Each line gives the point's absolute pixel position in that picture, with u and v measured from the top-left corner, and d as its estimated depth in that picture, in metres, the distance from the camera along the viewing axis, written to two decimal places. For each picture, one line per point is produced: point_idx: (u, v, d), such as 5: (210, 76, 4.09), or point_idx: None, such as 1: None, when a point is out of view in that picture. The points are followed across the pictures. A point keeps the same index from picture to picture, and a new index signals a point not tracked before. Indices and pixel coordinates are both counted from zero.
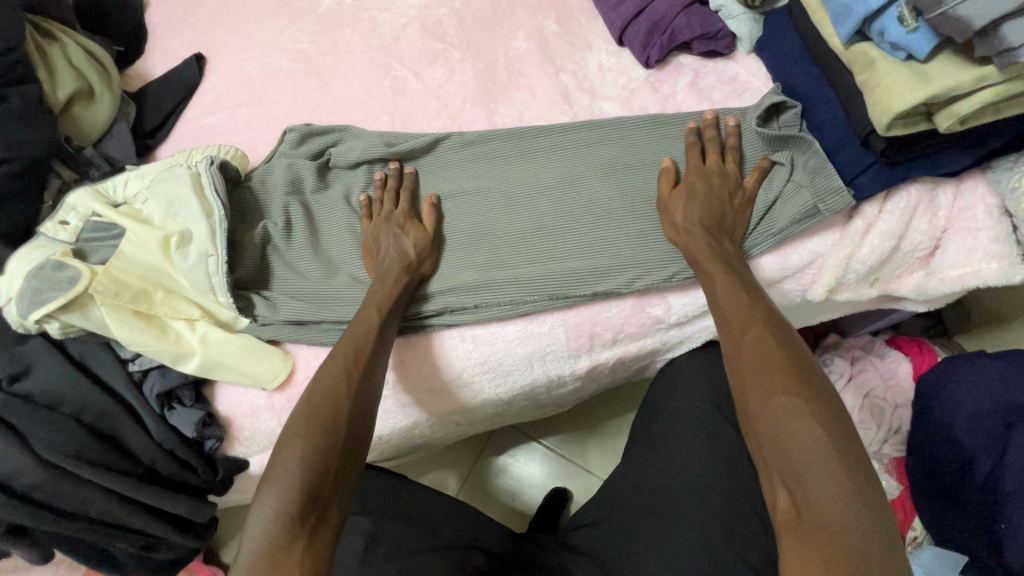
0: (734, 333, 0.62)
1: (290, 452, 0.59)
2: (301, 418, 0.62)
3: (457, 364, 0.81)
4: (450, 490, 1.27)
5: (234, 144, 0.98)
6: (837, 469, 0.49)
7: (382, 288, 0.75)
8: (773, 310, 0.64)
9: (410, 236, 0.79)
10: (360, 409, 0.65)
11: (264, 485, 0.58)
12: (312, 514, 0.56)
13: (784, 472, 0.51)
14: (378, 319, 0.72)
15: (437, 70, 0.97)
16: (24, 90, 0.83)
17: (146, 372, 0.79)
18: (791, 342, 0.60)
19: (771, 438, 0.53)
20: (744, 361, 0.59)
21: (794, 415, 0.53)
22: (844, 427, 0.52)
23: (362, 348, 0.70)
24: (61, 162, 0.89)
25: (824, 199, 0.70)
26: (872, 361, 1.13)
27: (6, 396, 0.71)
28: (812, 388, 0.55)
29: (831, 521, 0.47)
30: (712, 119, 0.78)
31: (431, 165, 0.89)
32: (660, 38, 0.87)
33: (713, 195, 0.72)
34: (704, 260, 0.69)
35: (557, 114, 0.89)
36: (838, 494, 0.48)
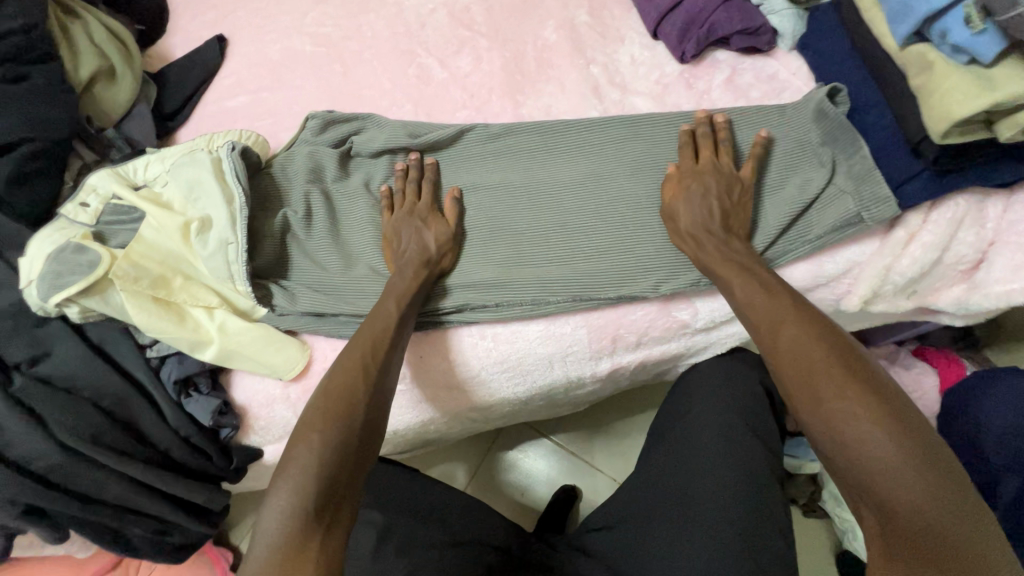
0: (766, 339, 0.61)
1: (306, 448, 0.57)
2: (317, 413, 0.61)
3: (475, 363, 0.79)
4: (459, 483, 1.26)
5: (255, 128, 0.97)
6: (911, 471, 0.49)
7: (402, 282, 0.74)
8: (802, 304, 0.63)
9: (431, 230, 0.78)
10: (376, 403, 0.64)
11: (279, 478, 0.56)
12: (327, 509, 0.54)
13: (857, 482, 0.51)
14: (397, 313, 0.71)
15: (464, 59, 0.94)
16: (46, 69, 0.83)
17: (163, 358, 0.78)
18: (831, 338, 0.59)
19: (835, 449, 0.53)
20: (789, 369, 0.58)
21: (854, 422, 0.52)
22: (907, 422, 0.51)
23: (381, 341, 0.68)
24: (83, 143, 0.89)
25: (868, 208, 0.68)
26: (895, 372, 1.09)
27: (26, 379, 0.70)
28: (867, 386, 0.54)
29: (913, 526, 0.48)
30: (704, 117, 0.77)
31: (454, 157, 0.86)
32: (697, 32, 0.83)
33: (710, 194, 0.71)
34: (731, 261, 0.68)
35: (586, 108, 0.87)
36: (917, 498, 0.48)
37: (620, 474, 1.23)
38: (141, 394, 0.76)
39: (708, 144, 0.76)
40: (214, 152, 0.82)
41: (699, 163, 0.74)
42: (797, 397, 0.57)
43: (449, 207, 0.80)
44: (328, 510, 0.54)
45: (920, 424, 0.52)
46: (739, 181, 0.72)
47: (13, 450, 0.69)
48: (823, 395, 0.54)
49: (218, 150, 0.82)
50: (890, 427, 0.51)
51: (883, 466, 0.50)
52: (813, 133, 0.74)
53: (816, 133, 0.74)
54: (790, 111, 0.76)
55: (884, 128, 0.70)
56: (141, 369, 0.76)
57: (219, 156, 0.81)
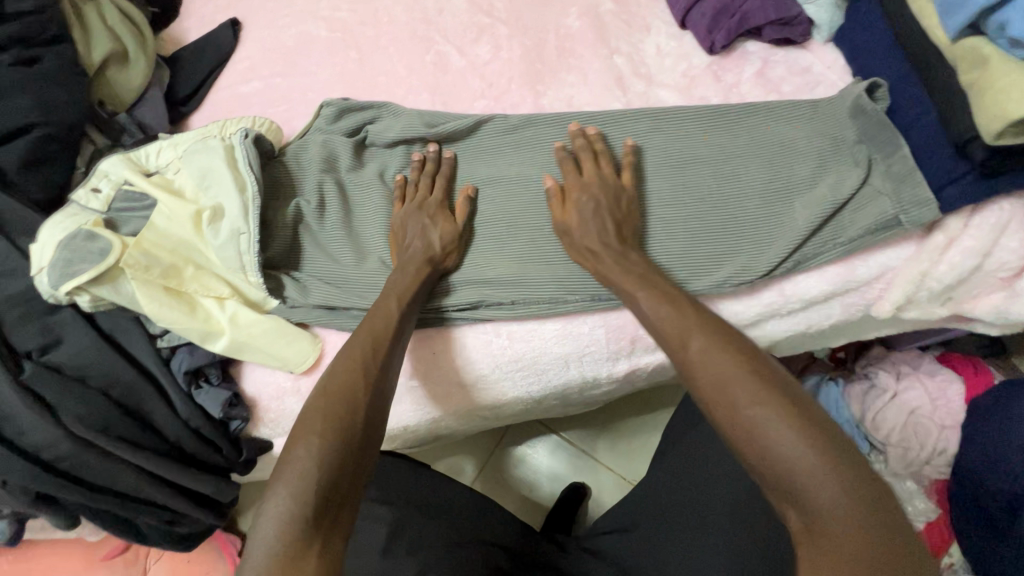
0: (677, 347, 0.58)
1: (305, 450, 0.54)
2: (316, 411, 0.58)
3: (478, 361, 0.78)
4: (467, 477, 1.25)
5: (268, 115, 0.95)
6: (829, 472, 0.46)
7: (404, 279, 0.71)
8: (701, 308, 0.61)
9: (437, 226, 0.76)
10: (377, 402, 0.61)
11: (276, 481, 0.53)
12: (327, 513, 0.52)
13: (779, 489, 0.48)
14: (398, 310, 0.69)
15: (482, 46, 0.91)
16: (58, 52, 0.81)
17: (174, 349, 0.77)
18: (736, 343, 0.56)
19: (756, 459, 0.49)
20: (700, 379, 0.55)
21: (772, 428, 0.49)
22: (817, 421, 0.49)
23: (381, 338, 0.66)
24: (94, 128, 0.87)
25: (907, 210, 0.65)
26: (920, 378, 1.07)
27: (36, 367, 0.70)
28: (775, 389, 0.51)
29: (836, 532, 0.45)
30: (577, 131, 0.78)
31: (471, 148, 0.83)
32: (728, 22, 0.80)
33: (599, 207, 0.71)
34: (642, 275, 0.66)
35: (609, 100, 0.84)
36: (836, 501, 0.45)
37: (629, 473, 1.22)
38: (152, 385, 0.75)
39: (589, 155, 0.76)
40: (226, 139, 0.80)
41: (585, 176, 0.74)
42: (712, 408, 0.53)
43: (461, 204, 0.78)
44: (328, 514, 0.52)
45: (831, 424, 0.50)
46: (625, 196, 0.73)
47: (24, 439, 0.68)
48: (737, 402, 0.51)
49: (230, 136, 0.81)
50: (804, 430, 0.48)
51: (807, 472, 0.46)
52: (849, 129, 0.72)
53: (853, 129, 0.71)
54: (824, 107, 0.74)
55: (925, 128, 0.67)
56: (152, 359, 0.75)
57: (231, 143, 0.80)
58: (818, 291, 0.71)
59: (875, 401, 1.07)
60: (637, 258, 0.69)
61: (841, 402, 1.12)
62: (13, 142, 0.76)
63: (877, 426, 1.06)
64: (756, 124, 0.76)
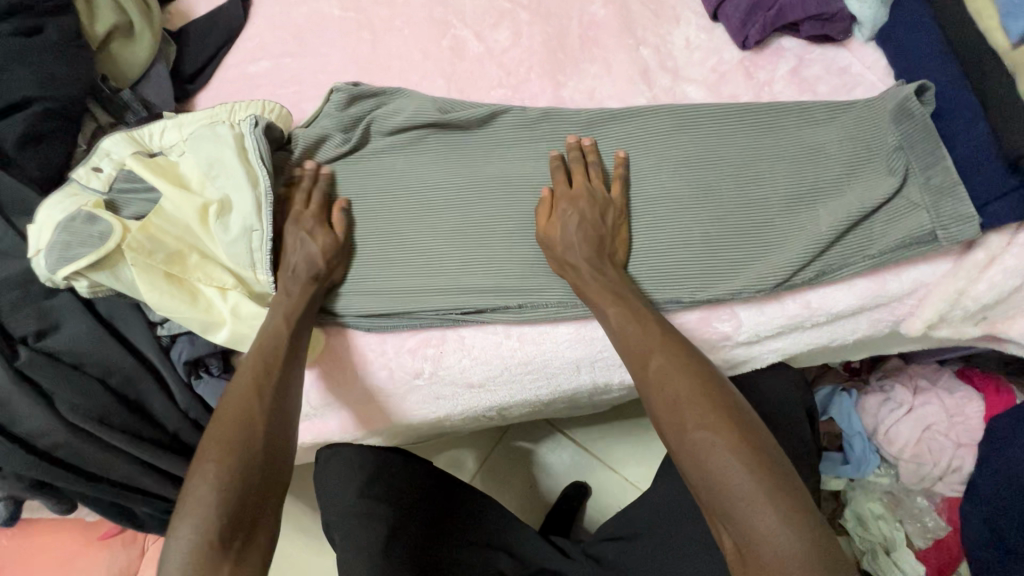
0: (638, 368, 0.62)
1: (202, 482, 0.55)
2: (213, 442, 0.58)
3: (378, 371, 0.77)
4: (467, 471, 1.23)
5: (277, 97, 0.91)
6: (765, 498, 0.51)
7: (292, 299, 0.69)
8: (666, 326, 0.64)
9: (312, 238, 0.73)
10: (279, 424, 0.61)
11: (177, 518, 0.54)
12: (238, 534, 0.54)
13: (720, 511, 0.53)
14: (289, 330, 0.67)
15: (502, 32, 0.87)
16: (61, 23, 0.78)
17: (173, 338, 0.74)
18: (695, 365, 0.60)
19: (699, 482, 0.55)
20: (656, 399, 0.59)
21: (716, 451, 0.54)
22: (758, 448, 0.54)
23: (273, 361, 0.65)
24: (96, 103, 0.84)
25: (946, 225, 0.62)
26: (937, 394, 1.04)
27: (32, 354, 0.67)
28: (724, 416, 0.56)
29: (769, 553, 0.50)
30: (574, 142, 0.74)
31: (485, 138, 0.79)
32: (764, 15, 0.77)
33: (584, 218, 0.69)
34: (611, 288, 0.66)
35: (633, 95, 0.80)
36: (773, 525, 0.50)
37: (632, 474, 1.20)
38: (151, 374, 0.73)
39: (581, 167, 0.73)
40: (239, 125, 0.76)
41: (573, 187, 0.72)
42: (665, 426, 0.58)
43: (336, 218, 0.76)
44: (237, 535, 0.54)
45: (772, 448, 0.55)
46: (613, 210, 0.70)
47: (20, 425, 0.67)
48: (687, 424, 0.56)
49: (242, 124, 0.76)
50: (745, 456, 0.53)
51: (744, 493, 0.52)
52: (889, 133, 0.68)
53: (895, 134, 0.67)
54: (863, 109, 0.70)
55: (970, 139, 0.64)
56: (151, 347, 0.73)
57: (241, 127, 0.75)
58: (845, 305, 0.68)
59: (889, 414, 1.04)
60: (612, 270, 0.68)
61: (854, 414, 1.09)
62: (12, 118, 0.73)
63: (890, 440, 1.03)
64: (789, 125, 0.72)
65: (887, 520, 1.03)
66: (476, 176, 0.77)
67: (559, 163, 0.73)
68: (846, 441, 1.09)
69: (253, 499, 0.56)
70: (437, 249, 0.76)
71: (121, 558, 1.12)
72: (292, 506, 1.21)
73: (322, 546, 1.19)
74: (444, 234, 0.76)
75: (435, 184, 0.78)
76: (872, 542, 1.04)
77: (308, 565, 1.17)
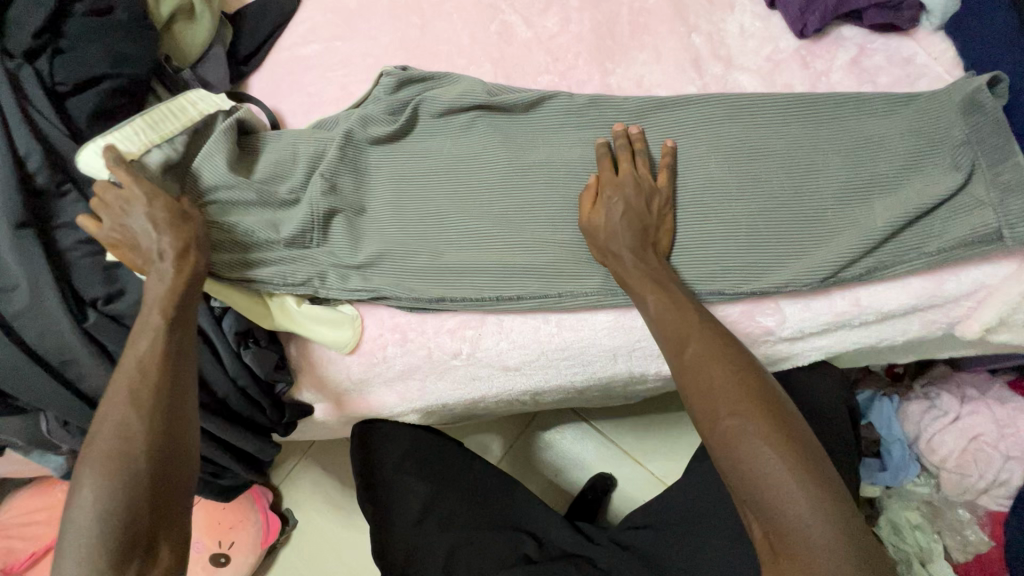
0: (674, 353, 0.61)
1: (82, 508, 0.57)
2: (94, 463, 0.59)
3: (412, 351, 0.79)
4: (494, 455, 1.25)
5: (327, 80, 0.93)
6: (798, 485, 0.51)
7: (160, 287, 0.66)
8: (704, 313, 0.63)
9: (151, 210, 0.68)
10: (173, 429, 0.61)
11: (66, 542, 0.57)
12: (141, 547, 0.57)
13: (753, 504, 0.53)
14: (161, 326, 0.64)
15: (551, 18, 0.87)
16: (131, 4, 0.82)
17: (226, 309, 0.77)
18: (732, 353, 0.60)
19: (734, 474, 0.54)
20: (689, 385, 0.59)
21: (749, 439, 0.54)
22: (789, 437, 0.54)
23: (148, 363, 0.63)
24: (160, 83, 0.87)
25: (1013, 224, 0.60)
26: (987, 403, 0.99)
27: (99, 317, 0.71)
28: (756, 401, 0.56)
29: (801, 545, 0.50)
30: (622, 130, 0.74)
31: (533, 125, 0.80)
32: (825, 2, 0.74)
33: (629, 206, 0.68)
34: (654, 275, 0.66)
35: (683, 83, 0.79)
36: (809, 517, 0.50)
37: (659, 468, 1.20)
38: (204, 340, 0.76)
39: (628, 155, 0.73)
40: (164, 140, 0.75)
41: (618, 175, 0.71)
42: (697, 410, 0.58)
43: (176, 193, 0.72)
44: (134, 549, 0.57)
45: (806, 436, 0.55)
46: (662, 198, 0.70)
47: (86, 383, 0.71)
48: (720, 411, 0.56)
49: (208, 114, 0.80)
50: (777, 444, 0.53)
51: (777, 485, 0.51)
52: (957, 127, 0.65)
53: (964, 128, 0.64)
54: (928, 101, 0.67)
55: None
56: (204, 315, 0.76)
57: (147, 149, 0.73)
58: (897, 304, 0.66)
59: (933, 422, 1.01)
60: (649, 258, 0.67)
61: (894, 420, 1.05)
62: (84, 94, 0.76)
63: (933, 449, 1.00)
64: (845, 117, 0.70)
65: (924, 530, 1.01)
66: (522, 160, 0.78)
67: (604, 150, 0.73)
68: (885, 449, 1.06)
69: (146, 518, 0.58)
70: (481, 233, 0.77)
71: None
72: (325, 479, 1.26)
73: (353, 519, 1.23)
74: (489, 217, 0.77)
75: (482, 169, 0.79)
76: (907, 552, 1.01)
77: (339, 537, 1.22)
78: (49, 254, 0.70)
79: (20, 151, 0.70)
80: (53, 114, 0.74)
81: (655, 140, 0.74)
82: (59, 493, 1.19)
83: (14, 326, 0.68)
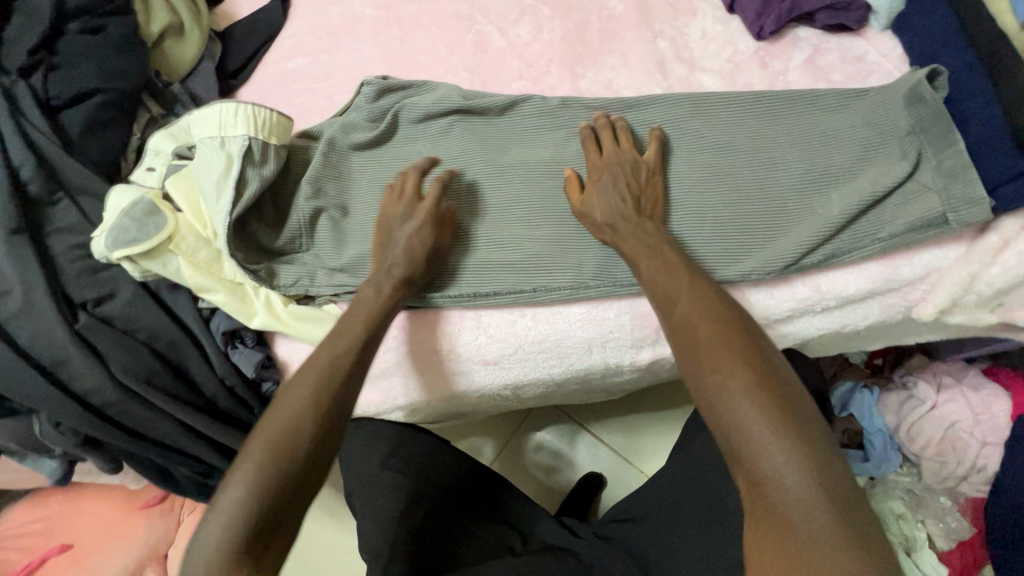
0: (665, 312, 0.63)
1: (240, 480, 0.55)
2: (261, 438, 0.58)
3: (458, 346, 0.80)
4: (485, 458, 1.26)
5: (312, 90, 0.97)
6: (776, 437, 0.51)
7: (378, 299, 0.70)
8: (696, 274, 0.64)
9: (417, 233, 0.73)
10: (337, 425, 0.61)
11: (208, 511, 0.55)
12: (260, 540, 0.54)
13: (732, 455, 0.53)
14: (366, 334, 0.67)
15: (524, 27, 0.91)
16: (122, 23, 0.86)
17: (213, 309, 0.80)
18: (720, 311, 0.60)
19: (714, 427, 0.54)
20: (677, 341, 0.60)
21: (729, 389, 0.54)
22: (772, 388, 0.54)
23: (344, 359, 0.64)
24: (150, 97, 0.91)
25: (956, 208, 0.63)
26: (962, 391, 1.01)
27: (90, 318, 0.73)
28: (741, 356, 0.56)
29: (777, 497, 0.49)
30: (604, 119, 0.76)
31: (507, 127, 0.83)
32: (779, 6, 0.78)
33: (618, 186, 0.70)
34: (649, 241, 0.67)
35: (649, 85, 0.83)
36: (786, 469, 0.49)
37: (647, 466, 1.21)
38: (192, 343, 0.78)
39: (613, 134, 0.75)
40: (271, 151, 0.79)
41: (604, 155, 0.74)
42: (682, 364, 0.59)
43: (447, 211, 0.76)
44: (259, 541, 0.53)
45: (791, 392, 0.54)
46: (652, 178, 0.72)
47: (77, 383, 0.73)
48: (703, 364, 0.56)
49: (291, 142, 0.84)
50: (756, 396, 0.53)
51: (757, 440, 0.51)
52: (902, 119, 0.68)
53: (908, 119, 0.68)
54: (877, 96, 0.71)
55: (983, 123, 0.65)
56: (193, 317, 0.79)
57: (273, 149, 0.79)
58: (856, 289, 0.69)
59: (912, 411, 1.03)
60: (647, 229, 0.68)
61: (874, 411, 1.07)
62: (77, 106, 0.80)
63: (913, 438, 1.02)
64: (801, 113, 0.73)
65: (908, 521, 1.00)
66: (497, 161, 0.81)
67: (587, 137, 0.75)
68: (867, 439, 1.07)
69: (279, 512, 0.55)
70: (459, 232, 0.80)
71: (159, 529, 1.21)
72: None
73: (346, 524, 1.24)
74: (467, 217, 0.80)
75: (459, 170, 0.82)
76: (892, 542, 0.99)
77: (332, 542, 1.23)
78: (41, 259, 0.73)
79: (16, 161, 0.74)
80: (47, 126, 0.77)
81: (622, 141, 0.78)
82: (55, 504, 1.20)
83: (9, 328, 0.70)
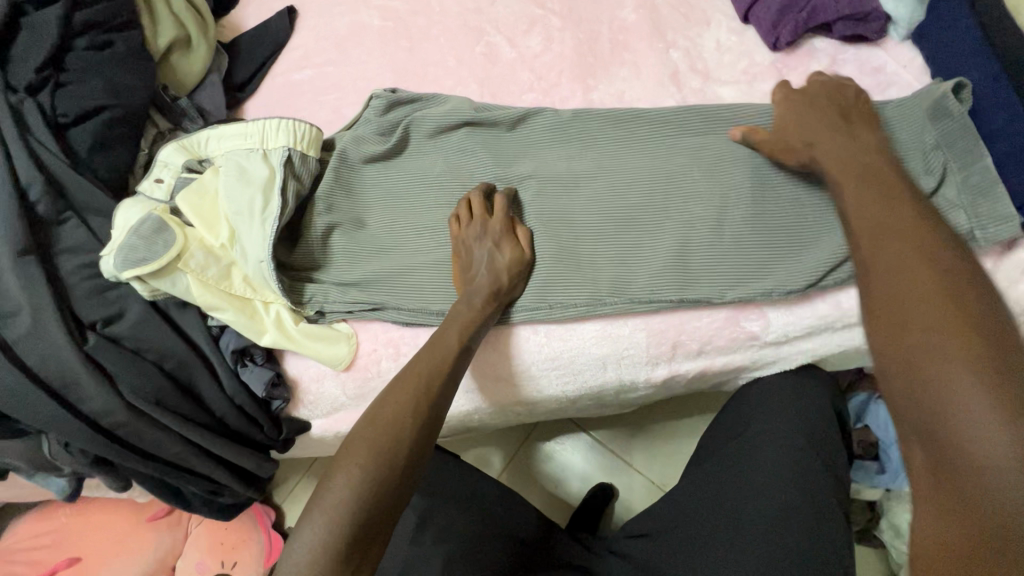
0: (864, 254, 0.53)
1: (345, 483, 0.56)
2: (362, 442, 0.59)
3: (527, 359, 0.77)
4: (494, 469, 1.25)
5: (320, 104, 0.96)
6: (999, 419, 0.40)
7: (468, 314, 0.70)
8: (919, 214, 0.52)
9: (501, 252, 0.73)
10: (431, 433, 0.62)
11: (312, 508, 0.55)
12: (361, 545, 0.54)
13: (922, 430, 0.44)
14: (458, 347, 0.68)
15: (534, 38, 0.90)
16: (129, 38, 0.85)
17: (223, 327, 0.80)
18: (943, 259, 0.48)
19: (907, 393, 0.45)
20: (876, 289, 0.50)
21: (940, 352, 0.44)
22: (1004, 361, 0.42)
23: (439, 371, 0.65)
24: (158, 112, 0.91)
25: (982, 226, 0.62)
26: None
27: (99, 338, 0.73)
28: (969, 316, 0.45)
29: (982, 491, 0.40)
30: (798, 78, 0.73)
31: (518, 141, 0.82)
32: (796, 16, 0.77)
33: (817, 102, 0.66)
34: (860, 157, 0.59)
35: (662, 97, 0.82)
36: (1004, 461, 0.39)
37: (657, 477, 1.20)
38: (201, 361, 0.78)
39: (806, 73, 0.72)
40: (302, 170, 0.82)
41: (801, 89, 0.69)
42: (875, 317, 0.50)
43: (518, 225, 0.76)
44: (358, 547, 0.54)
45: None
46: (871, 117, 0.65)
47: (86, 404, 0.72)
48: (909, 320, 0.47)
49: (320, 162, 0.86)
50: (980, 365, 0.42)
51: (957, 410, 0.42)
52: (928, 132, 0.66)
53: (935, 133, 0.66)
54: (900, 108, 0.69)
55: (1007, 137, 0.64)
56: (202, 335, 0.78)
57: (311, 161, 0.83)
58: None
59: None
60: (842, 146, 0.61)
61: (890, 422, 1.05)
62: (84, 124, 0.79)
63: None
64: None
65: None
66: (508, 175, 0.80)
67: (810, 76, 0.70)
68: (883, 450, 1.04)
69: (380, 517, 0.56)
70: None
71: (167, 542, 1.20)
72: None
73: None
74: None
75: (470, 184, 0.81)
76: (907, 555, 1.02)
77: None
78: (49, 278, 0.72)
79: (23, 179, 0.73)
80: (54, 144, 0.76)
81: (637, 154, 0.76)
82: (63, 517, 1.20)
83: (15, 350, 0.69)
